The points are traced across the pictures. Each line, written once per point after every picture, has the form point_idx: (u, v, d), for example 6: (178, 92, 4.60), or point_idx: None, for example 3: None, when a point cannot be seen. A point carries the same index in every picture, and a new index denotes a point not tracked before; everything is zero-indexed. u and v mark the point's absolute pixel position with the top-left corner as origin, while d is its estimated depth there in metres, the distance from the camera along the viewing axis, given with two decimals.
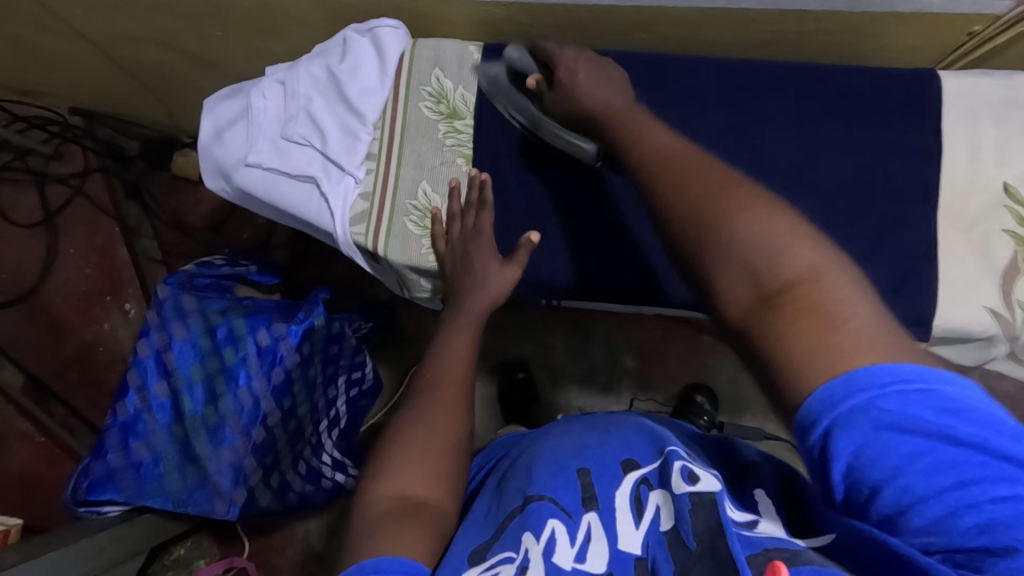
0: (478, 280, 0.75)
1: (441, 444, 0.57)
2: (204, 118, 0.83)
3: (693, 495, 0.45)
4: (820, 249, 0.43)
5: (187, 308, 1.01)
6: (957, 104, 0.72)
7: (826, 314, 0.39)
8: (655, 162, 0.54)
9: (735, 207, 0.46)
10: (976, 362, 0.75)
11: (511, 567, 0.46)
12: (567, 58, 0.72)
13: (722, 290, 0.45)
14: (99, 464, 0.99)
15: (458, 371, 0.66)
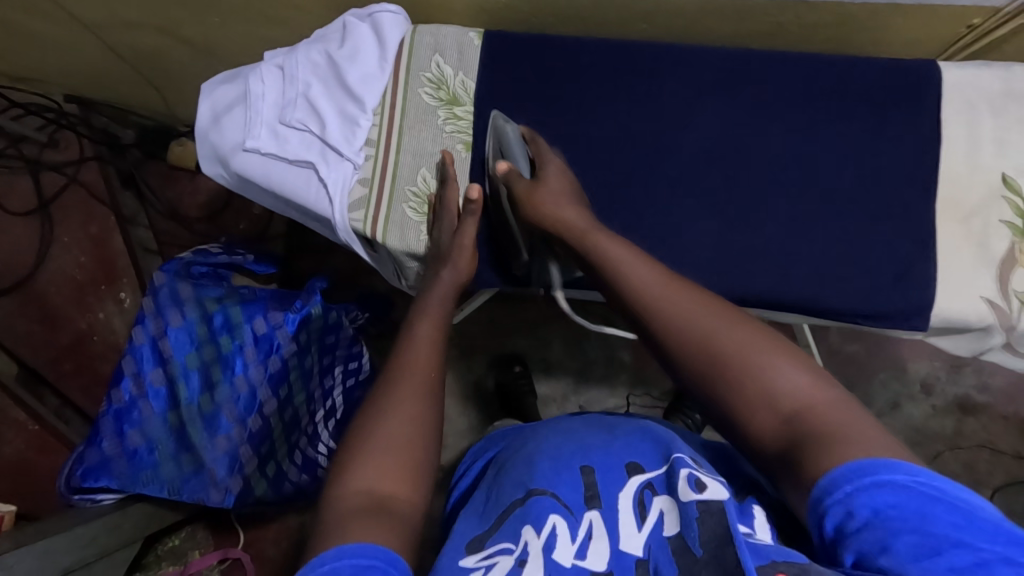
0: (450, 261, 0.74)
1: (408, 429, 0.55)
2: (202, 101, 0.82)
3: (701, 503, 0.47)
4: (811, 373, 0.51)
5: (183, 295, 1.00)
6: (957, 96, 0.73)
7: (846, 439, 0.45)
8: (657, 295, 0.60)
9: (742, 344, 0.54)
10: (972, 354, 0.75)
11: (510, 558, 0.48)
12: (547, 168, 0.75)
13: (749, 416, 0.52)
14: (93, 451, 0.96)
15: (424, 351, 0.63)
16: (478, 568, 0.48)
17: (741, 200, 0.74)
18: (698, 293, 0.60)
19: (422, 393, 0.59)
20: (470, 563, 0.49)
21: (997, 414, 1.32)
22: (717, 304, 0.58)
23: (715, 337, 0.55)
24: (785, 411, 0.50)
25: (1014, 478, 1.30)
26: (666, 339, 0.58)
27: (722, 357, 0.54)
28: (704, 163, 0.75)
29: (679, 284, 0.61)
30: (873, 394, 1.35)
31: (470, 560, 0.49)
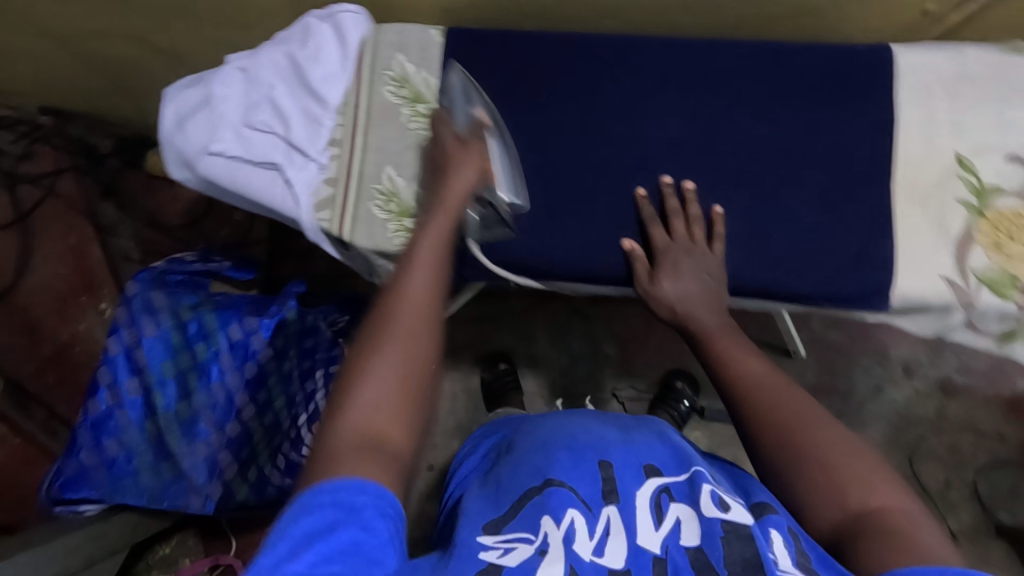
0: (450, 169, 0.71)
1: (413, 353, 0.51)
2: (166, 106, 0.83)
3: (726, 522, 0.47)
4: (898, 490, 0.49)
5: (157, 304, 1.01)
6: (912, 79, 0.74)
7: (915, 541, 0.44)
8: (751, 381, 0.59)
9: (830, 439, 0.52)
10: (934, 333, 0.76)
11: (530, 548, 0.46)
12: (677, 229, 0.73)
13: (811, 504, 0.50)
14: (71, 462, 0.96)
15: (425, 283, 0.56)
16: (497, 549, 0.46)
17: (705, 187, 0.75)
18: (805, 392, 0.57)
19: (426, 322, 0.53)
20: (489, 542, 0.47)
21: (978, 394, 1.34)
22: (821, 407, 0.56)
23: (803, 430, 0.53)
24: (853, 509, 0.48)
25: (997, 458, 1.31)
26: (748, 420, 0.56)
27: (805, 449, 0.52)
28: (669, 153, 0.76)
29: (781, 378, 0.59)
30: (856, 379, 1.36)
31: (488, 540, 0.47)
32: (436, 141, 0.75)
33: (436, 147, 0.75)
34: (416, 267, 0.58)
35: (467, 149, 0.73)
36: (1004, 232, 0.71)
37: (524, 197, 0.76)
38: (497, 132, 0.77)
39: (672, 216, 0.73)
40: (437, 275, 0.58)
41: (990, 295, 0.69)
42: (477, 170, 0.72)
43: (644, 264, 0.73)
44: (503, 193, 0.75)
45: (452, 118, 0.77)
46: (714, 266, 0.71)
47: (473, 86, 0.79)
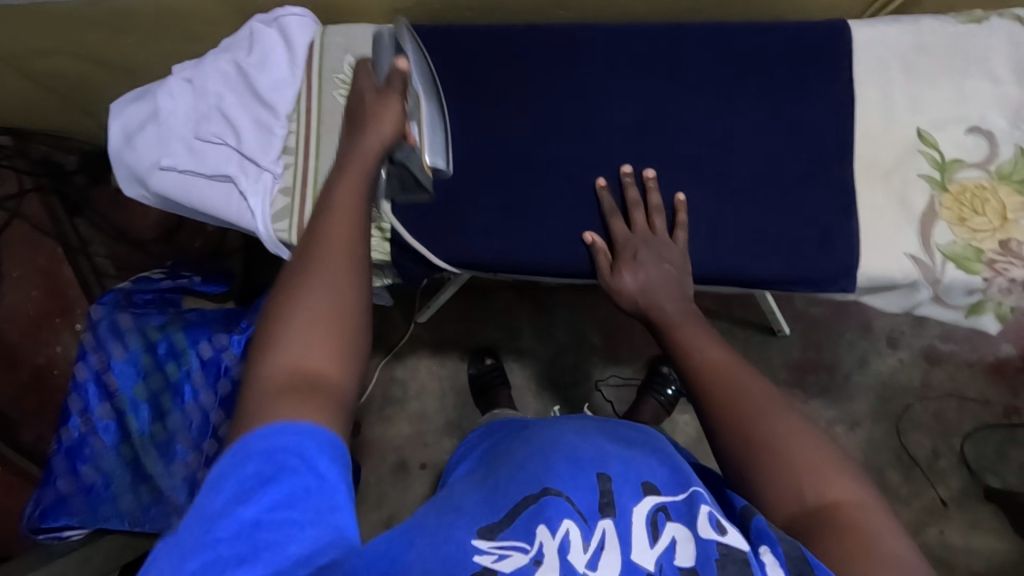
0: (369, 123, 0.66)
1: (332, 301, 0.50)
2: (113, 124, 0.80)
3: (722, 545, 0.44)
4: (857, 484, 0.49)
5: (123, 326, 0.99)
6: (869, 55, 0.73)
7: (875, 542, 0.44)
8: (710, 370, 0.59)
9: (785, 430, 0.52)
10: (904, 311, 0.75)
11: (524, 558, 0.44)
12: (639, 219, 0.72)
13: (771, 494, 0.50)
14: (48, 491, 0.95)
15: (343, 229, 0.56)
16: (492, 555, 0.44)
17: (667, 176, 0.73)
18: (763, 381, 0.57)
19: (349, 263, 0.53)
20: (484, 546, 0.45)
21: (961, 359, 1.34)
22: (781, 398, 0.56)
23: (762, 419, 0.53)
24: (812, 505, 0.48)
25: (984, 423, 1.32)
26: (709, 411, 0.56)
27: (764, 440, 0.51)
28: (630, 143, 0.74)
29: (739, 365, 0.59)
30: (842, 352, 1.36)
31: (483, 543, 0.45)
32: (356, 93, 0.71)
33: (357, 99, 0.70)
34: (335, 211, 0.57)
35: (386, 99, 0.68)
36: (967, 206, 0.70)
37: (448, 163, 0.74)
38: (432, 94, 0.75)
39: (632, 207, 0.72)
40: (358, 215, 0.57)
41: (956, 270, 0.69)
42: (396, 118, 0.67)
43: (606, 256, 0.72)
44: (426, 155, 0.72)
45: (375, 71, 0.72)
46: (674, 256, 0.70)
47: (417, 45, 0.76)
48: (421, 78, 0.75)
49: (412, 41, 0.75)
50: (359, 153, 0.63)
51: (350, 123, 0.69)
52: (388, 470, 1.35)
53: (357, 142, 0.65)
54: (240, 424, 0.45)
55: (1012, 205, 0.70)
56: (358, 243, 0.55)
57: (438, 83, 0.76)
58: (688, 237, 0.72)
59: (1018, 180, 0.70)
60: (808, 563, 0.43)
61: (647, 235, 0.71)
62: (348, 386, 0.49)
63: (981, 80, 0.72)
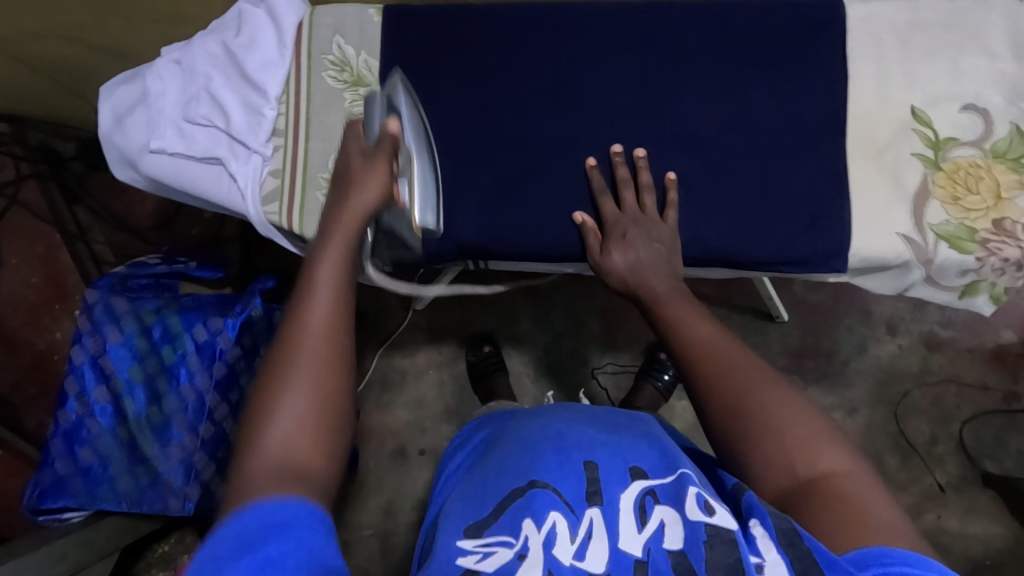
0: (354, 185, 0.63)
1: (315, 393, 0.48)
2: (102, 106, 0.80)
3: (710, 527, 0.44)
4: (844, 452, 0.49)
5: (118, 310, 1.00)
6: (863, 32, 0.72)
7: (864, 513, 0.44)
8: (700, 347, 0.58)
9: (775, 404, 0.51)
10: (896, 292, 0.74)
11: (509, 552, 0.45)
12: (610, 261, 0.70)
13: (761, 469, 0.50)
14: (47, 472, 0.96)
15: (329, 301, 0.52)
16: (475, 555, 0.46)
17: (658, 156, 0.73)
18: (752, 355, 0.57)
19: (334, 346, 0.50)
20: (469, 546, 0.46)
21: (961, 345, 1.34)
22: (771, 372, 0.55)
23: (751, 392, 0.53)
24: (802, 478, 0.48)
25: (983, 409, 1.31)
26: (698, 385, 0.56)
27: (752, 412, 0.51)
28: (621, 122, 0.74)
29: (727, 340, 0.58)
30: (841, 338, 1.36)
31: (467, 543, 0.47)
32: (342, 155, 0.67)
33: (343, 158, 0.67)
34: (317, 278, 0.53)
35: (372, 163, 0.64)
36: (961, 184, 0.69)
37: (437, 223, 0.73)
38: (423, 143, 0.73)
39: (622, 186, 0.72)
40: (344, 282, 0.54)
41: (948, 249, 0.68)
42: (384, 181, 0.64)
43: (596, 235, 0.72)
44: (416, 214, 0.71)
45: (366, 132, 0.69)
46: (665, 235, 0.70)
47: (410, 99, 0.74)
48: (413, 128, 0.72)
49: (405, 99, 0.73)
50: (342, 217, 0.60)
51: (336, 183, 0.65)
52: (388, 456, 1.35)
53: (342, 205, 0.61)
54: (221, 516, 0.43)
55: (1006, 183, 0.69)
56: (342, 318, 0.52)
57: (430, 137, 0.74)
58: (678, 216, 0.71)
59: (1014, 158, 0.69)
60: (799, 535, 0.43)
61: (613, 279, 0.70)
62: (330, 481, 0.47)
63: (978, 58, 0.71)
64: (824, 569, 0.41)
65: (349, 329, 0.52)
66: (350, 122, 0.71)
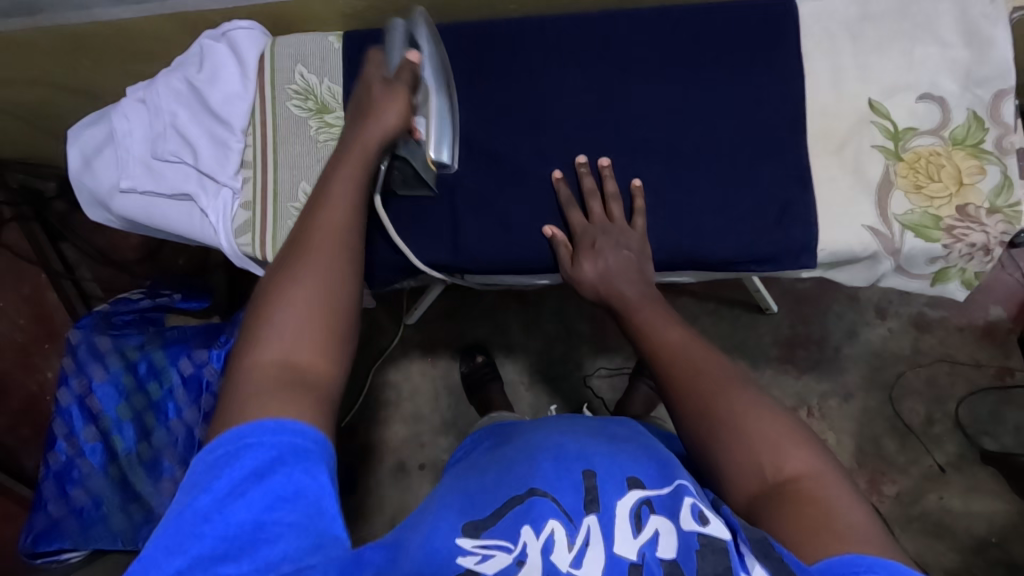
0: (373, 114, 0.63)
1: (321, 298, 0.50)
2: (71, 148, 0.81)
3: (703, 535, 0.44)
4: (814, 453, 0.49)
5: (102, 348, 1.00)
6: (815, 29, 0.73)
7: (835, 519, 0.44)
8: (670, 350, 0.59)
9: (745, 406, 0.52)
10: (869, 283, 0.75)
11: (508, 556, 0.44)
12: (584, 271, 0.70)
13: (730, 473, 0.50)
14: (40, 516, 0.96)
15: (341, 214, 0.55)
16: (475, 555, 0.44)
17: (625, 163, 0.74)
18: (724, 358, 0.57)
19: (341, 264, 0.52)
20: (468, 546, 0.45)
21: (950, 325, 1.34)
22: (740, 374, 0.56)
23: (719, 395, 0.53)
24: (771, 481, 0.48)
25: (977, 387, 1.31)
26: (670, 386, 0.57)
27: (721, 413, 0.52)
28: (583, 132, 0.74)
29: (699, 343, 0.59)
30: (831, 326, 1.36)
31: (466, 542, 0.45)
32: (363, 84, 0.67)
33: (362, 89, 0.67)
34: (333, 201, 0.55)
35: (393, 91, 0.65)
36: (923, 173, 0.70)
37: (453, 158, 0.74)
38: (442, 86, 0.71)
39: (588, 196, 0.72)
40: (355, 210, 0.56)
41: (914, 238, 0.69)
42: (399, 111, 0.64)
43: (566, 247, 0.72)
44: (431, 149, 0.71)
45: (386, 61, 0.68)
46: (634, 241, 0.71)
47: (433, 40, 0.71)
48: (434, 70, 0.70)
49: (427, 35, 0.70)
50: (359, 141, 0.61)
51: (354, 112, 0.65)
52: (388, 472, 1.35)
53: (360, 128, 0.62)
54: (224, 416, 0.45)
55: (967, 169, 0.69)
56: (350, 238, 0.54)
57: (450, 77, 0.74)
58: (646, 224, 0.72)
59: (973, 144, 0.70)
60: (772, 546, 0.43)
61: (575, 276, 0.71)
62: (334, 379, 0.48)
63: (931, 46, 0.71)
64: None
65: (354, 250, 0.54)
66: (370, 53, 0.70)
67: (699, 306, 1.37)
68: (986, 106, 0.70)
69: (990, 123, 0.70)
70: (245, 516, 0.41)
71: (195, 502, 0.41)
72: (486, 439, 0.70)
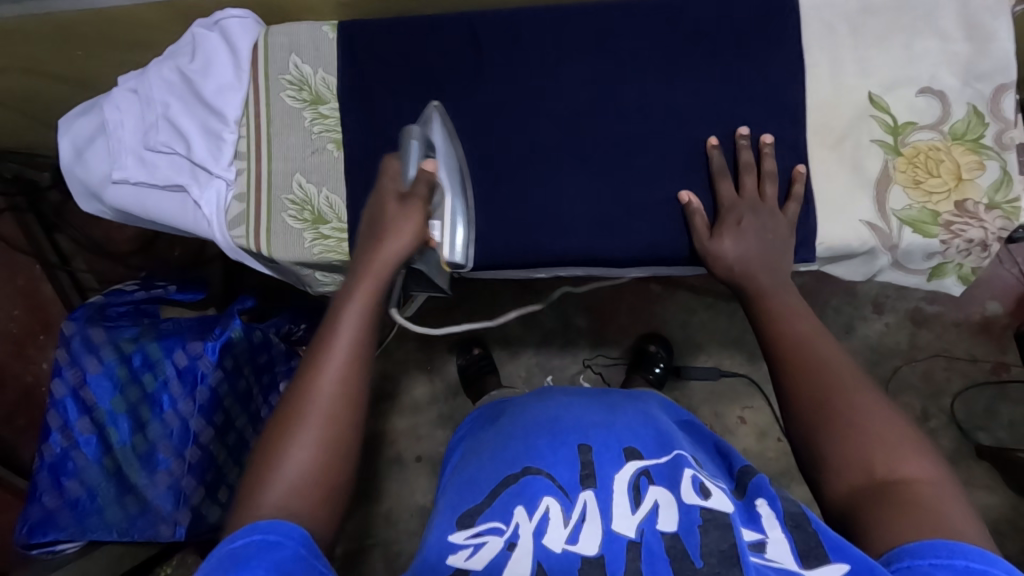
0: (387, 232, 0.64)
1: (324, 454, 0.50)
2: (62, 139, 0.80)
3: (705, 510, 0.47)
4: (926, 458, 0.49)
5: (97, 340, 0.99)
6: (815, 20, 0.72)
7: (944, 515, 0.45)
8: (802, 338, 0.59)
9: (871, 417, 0.51)
10: (866, 279, 0.75)
11: (500, 541, 0.47)
12: (722, 245, 0.68)
13: (836, 464, 0.50)
14: (35, 507, 0.96)
15: (346, 360, 0.54)
16: (465, 552, 0.46)
17: (623, 155, 0.73)
18: (850, 359, 0.56)
19: (345, 413, 0.52)
20: (461, 540, 0.48)
21: (947, 319, 1.34)
22: (864, 376, 0.55)
23: (844, 392, 0.53)
24: (879, 477, 0.48)
25: (973, 382, 1.32)
26: (789, 376, 0.56)
27: (840, 407, 0.52)
28: (579, 124, 0.74)
29: (826, 340, 0.58)
30: (829, 320, 1.35)
31: (461, 535, 0.48)
32: (378, 195, 0.67)
33: (376, 202, 0.67)
34: (339, 337, 0.55)
35: (408, 209, 0.65)
36: (921, 168, 0.69)
37: (468, 259, 0.72)
38: (457, 185, 0.71)
39: (743, 170, 0.70)
40: (365, 342, 0.56)
41: (913, 234, 0.69)
42: (417, 232, 0.65)
43: (703, 217, 0.69)
44: (446, 252, 0.69)
45: (403, 171, 0.67)
46: (782, 227, 0.68)
47: (448, 135, 0.72)
48: (449, 168, 0.70)
49: (441, 135, 0.70)
50: (372, 265, 0.62)
51: (367, 225, 0.66)
52: (384, 464, 1.35)
53: (374, 251, 0.63)
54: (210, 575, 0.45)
55: (967, 164, 0.69)
56: (358, 380, 0.54)
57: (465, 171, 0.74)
58: (799, 209, 0.69)
59: (973, 140, 0.69)
60: (806, 519, 0.47)
61: (702, 248, 0.69)
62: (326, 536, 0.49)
63: (931, 40, 0.70)
64: (829, 552, 0.44)
65: (363, 391, 0.54)
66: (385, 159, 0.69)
67: (698, 300, 1.37)
68: (986, 101, 0.69)
69: (989, 118, 0.69)
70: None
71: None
72: (484, 420, 0.70)
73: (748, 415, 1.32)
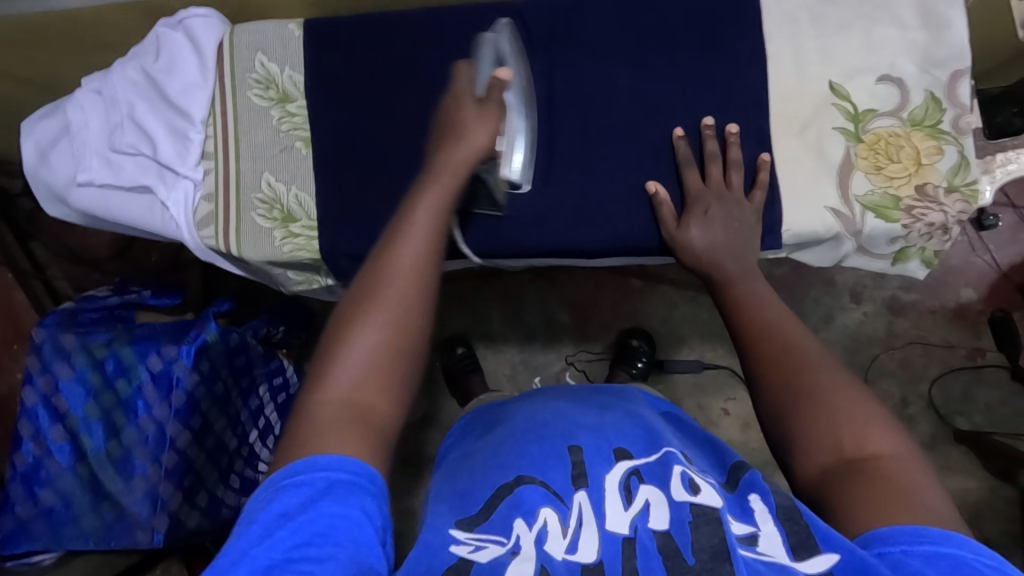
0: (461, 133, 0.63)
1: (396, 334, 0.51)
2: (25, 142, 0.79)
3: (695, 506, 0.47)
4: (894, 436, 0.49)
5: (67, 346, 0.98)
6: (776, 12, 0.73)
7: (910, 492, 0.45)
8: (765, 320, 0.60)
9: (835, 386, 0.52)
10: (833, 264, 0.76)
11: (501, 549, 0.46)
12: (689, 235, 0.69)
13: (806, 445, 0.51)
14: (8, 518, 0.95)
15: (420, 250, 0.55)
16: (468, 546, 0.46)
17: (594, 149, 0.74)
18: (816, 341, 0.57)
19: (418, 298, 0.53)
20: (462, 537, 0.47)
21: (923, 307, 1.36)
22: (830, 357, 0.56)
23: (806, 371, 0.54)
24: (847, 456, 0.49)
25: (950, 367, 1.33)
26: (757, 360, 0.57)
27: (807, 388, 0.53)
28: (548, 118, 0.74)
29: (793, 324, 0.59)
30: (808, 310, 1.37)
31: (460, 535, 0.48)
32: (452, 97, 0.66)
33: (452, 104, 0.65)
34: (412, 229, 0.56)
35: (485, 113, 0.64)
36: (883, 154, 0.71)
37: (526, 179, 0.73)
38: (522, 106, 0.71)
39: (709, 160, 0.71)
40: (436, 236, 0.56)
41: (876, 219, 0.70)
42: (488, 138, 0.64)
43: (670, 207, 0.70)
44: (507, 168, 0.69)
45: (476, 79, 0.66)
46: (748, 216, 0.69)
47: (516, 48, 0.72)
48: (518, 84, 0.71)
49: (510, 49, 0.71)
50: (447, 166, 0.61)
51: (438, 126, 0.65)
52: None
53: (446, 151, 0.62)
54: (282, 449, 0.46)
55: (926, 149, 0.70)
56: (430, 266, 0.55)
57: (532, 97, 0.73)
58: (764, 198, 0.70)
59: (931, 125, 0.71)
60: (798, 511, 0.46)
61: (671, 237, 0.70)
62: (393, 415, 0.50)
63: (890, 28, 0.72)
64: (818, 543, 0.44)
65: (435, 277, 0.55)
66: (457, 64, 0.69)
67: (679, 294, 1.37)
68: (943, 87, 0.71)
69: (947, 104, 0.70)
70: (272, 556, 0.40)
71: (233, 537, 0.42)
72: (471, 429, 0.70)
73: (731, 406, 1.34)
